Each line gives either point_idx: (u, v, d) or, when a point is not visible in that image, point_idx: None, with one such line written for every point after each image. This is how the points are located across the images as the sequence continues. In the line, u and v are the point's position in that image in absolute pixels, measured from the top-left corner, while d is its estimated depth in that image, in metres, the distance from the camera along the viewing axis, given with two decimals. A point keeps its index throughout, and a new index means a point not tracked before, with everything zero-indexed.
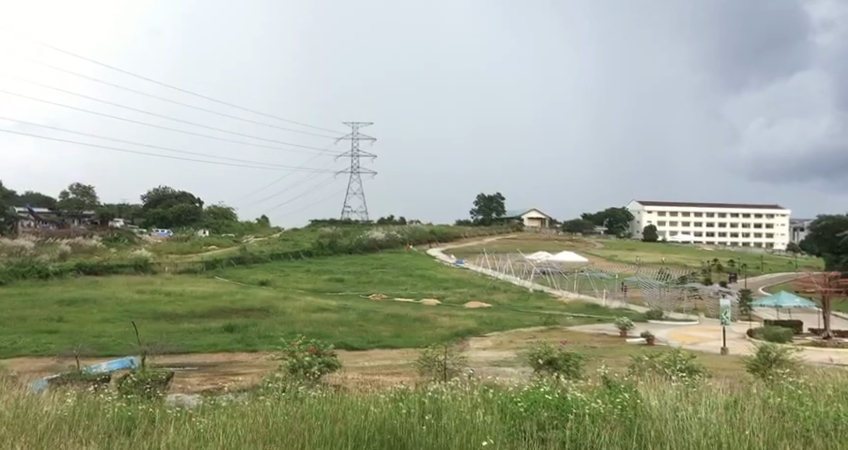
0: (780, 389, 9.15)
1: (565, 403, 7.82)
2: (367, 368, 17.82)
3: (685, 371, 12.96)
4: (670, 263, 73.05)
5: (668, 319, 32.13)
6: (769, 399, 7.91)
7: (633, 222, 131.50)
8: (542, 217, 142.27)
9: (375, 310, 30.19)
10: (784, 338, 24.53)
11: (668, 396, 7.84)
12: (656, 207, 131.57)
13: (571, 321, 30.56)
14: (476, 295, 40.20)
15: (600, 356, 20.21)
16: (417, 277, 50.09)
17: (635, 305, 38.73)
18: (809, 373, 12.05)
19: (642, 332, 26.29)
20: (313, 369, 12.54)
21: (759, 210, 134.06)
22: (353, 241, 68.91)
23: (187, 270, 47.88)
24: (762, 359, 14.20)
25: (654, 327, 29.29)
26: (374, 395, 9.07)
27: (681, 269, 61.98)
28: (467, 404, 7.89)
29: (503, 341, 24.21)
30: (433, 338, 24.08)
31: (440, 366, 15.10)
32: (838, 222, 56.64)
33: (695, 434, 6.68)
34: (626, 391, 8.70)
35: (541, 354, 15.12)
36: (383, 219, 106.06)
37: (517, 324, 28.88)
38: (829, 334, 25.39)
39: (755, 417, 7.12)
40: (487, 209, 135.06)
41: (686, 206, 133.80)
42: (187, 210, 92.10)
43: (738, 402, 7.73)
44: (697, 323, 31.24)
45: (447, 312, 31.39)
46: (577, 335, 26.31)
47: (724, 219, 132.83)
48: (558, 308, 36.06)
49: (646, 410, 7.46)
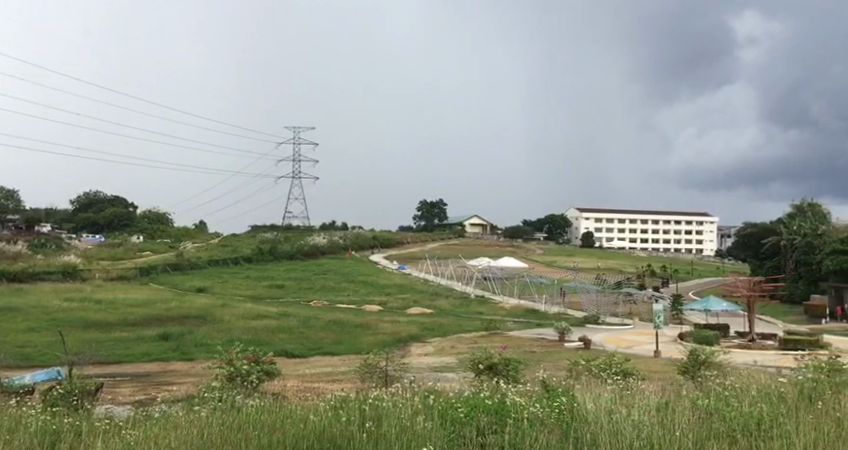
0: (710, 390, 9.51)
1: (503, 407, 7.98)
2: (307, 375, 17.63)
3: (619, 374, 13.33)
4: (606, 268, 74.99)
5: (604, 324, 32.94)
6: (698, 401, 8.21)
7: (571, 228, 134.46)
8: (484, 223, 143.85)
9: (316, 317, 29.91)
10: (712, 341, 25.51)
11: (602, 399, 8.05)
12: (593, 214, 134.97)
13: (512, 326, 30.97)
14: (418, 301, 40.24)
15: (539, 361, 20.55)
16: (359, 283, 49.89)
17: (573, 310, 39.57)
18: (734, 375, 12.55)
19: (580, 337, 26.86)
20: (252, 378, 12.31)
21: (689, 218, 139.18)
22: (294, 247, 68.10)
23: (119, 277, 46.34)
24: (691, 362, 14.74)
25: (590, 331, 30.02)
26: (314, 404, 8.99)
27: (617, 275, 63.69)
28: (407, 411, 7.89)
29: (445, 346, 24.36)
30: (375, 344, 24.05)
31: (381, 373, 15.09)
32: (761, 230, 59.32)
33: (628, 437, 6.88)
34: (564, 395, 8.88)
35: (482, 360, 15.29)
36: (325, 224, 105.16)
37: (458, 329, 29.07)
38: (754, 337, 26.58)
39: (685, 419, 7.38)
40: (429, 215, 135.74)
41: (621, 213, 137.77)
42: (119, 215, 89.32)
43: (668, 404, 8.00)
44: (632, 327, 32.15)
45: (389, 317, 31.36)
46: (517, 340, 26.65)
47: (657, 226, 137.25)
48: (499, 313, 36.46)
49: (582, 414, 7.64)
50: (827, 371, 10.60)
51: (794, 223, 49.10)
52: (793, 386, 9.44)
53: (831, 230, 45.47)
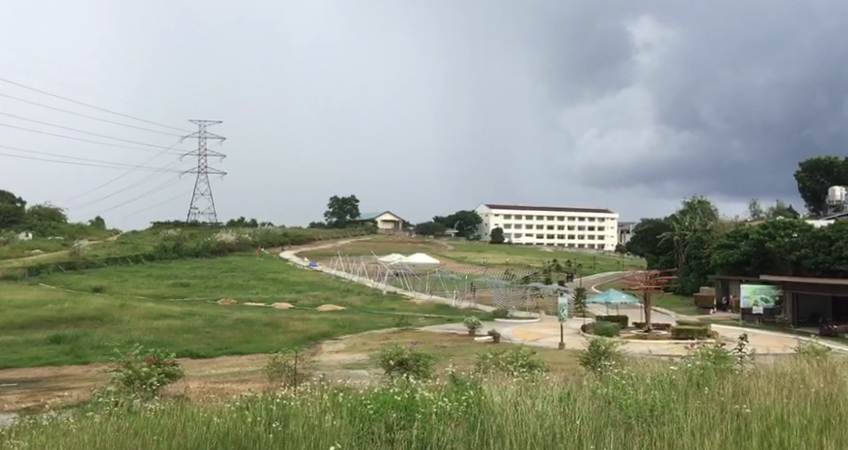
0: (608, 379, 9.97)
1: (412, 403, 8.07)
2: (213, 376, 17.09)
3: (525, 367, 13.73)
4: (514, 264, 76.96)
5: (512, 317, 33.79)
6: (597, 391, 8.59)
7: (481, 225, 137.16)
8: (396, 219, 144.35)
9: (224, 315, 29.07)
10: (612, 332, 26.76)
11: (508, 391, 8.27)
12: (502, 211, 138.17)
13: (423, 322, 31.26)
14: (329, 298, 39.87)
15: (449, 356, 20.82)
16: (268, 280, 48.90)
17: (482, 304, 40.33)
18: (631, 364, 13.23)
19: (489, 331, 27.42)
20: (152, 381, 11.78)
21: (592, 215, 144.98)
22: (200, 245, 65.88)
23: (5, 277, 43.33)
24: (593, 353, 15.41)
25: (500, 325, 30.68)
26: (218, 405, 8.74)
27: (524, 270, 65.53)
28: (315, 410, 7.81)
29: (356, 343, 24.24)
30: (284, 342, 23.64)
31: (290, 372, 14.83)
32: (657, 225, 62.59)
33: (533, 426, 7.08)
34: (472, 388, 9.05)
35: (392, 356, 15.33)
36: (233, 221, 102.42)
37: (370, 326, 29.00)
38: (650, 328, 28.00)
39: (585, 408, 7.71)
40: (341, 211, 134.38)
41: (529, 210, 141.77)
42: (9, 212, 80.90)
43: (570, 395, 8.33)
44: (538, 321, 33.13)
45: (299, 315, 30.89)
46: (428, 335, 26.91)
47: (562, 222, 142.07)
48: (410, 309, 36.69)
49: (489, 406, 7.82)
50: (714, 359, 11.33)
51: (687, 220, 52.12)
52: (684, 373, 10.06)
53: (719, 227, 48.60)
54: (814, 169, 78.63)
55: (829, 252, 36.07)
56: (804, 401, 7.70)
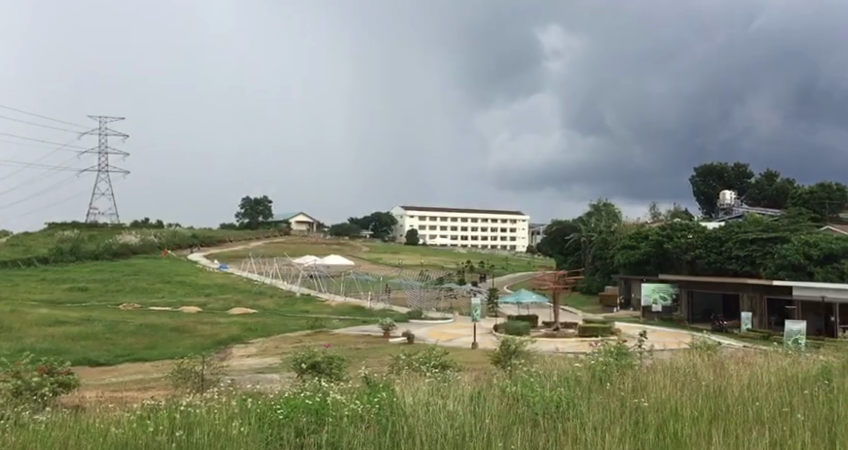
0: (517, 377, 10.20)
1: (324, 407, 7.96)
2: (113, 385, 16.30)
3: (437, 367, 13.84)
4: (428, 265, 77.54)
5: (426, 318, 34.03)
6: (506, 389, 8.75)
7: (397, 226, 137.56)
8: (311, 220, 142.47)
9: (126, 321, 27.78)
10: (523, 331, 27.48)
11: (419, 392, 8.30)
12: (417, 212, 139.08)
13: (337, 324, 31.00)
14: (240, 301, 38.85)
15: (363, 358, 20.74)
16: (175, 283, 47.10)
17: (397, 305, 40.42)
18: (539, 362, 13.59)
19: (403, 332, 27.50)
20: (44, 392, 11.12)
21: (505, 215, 148.16)
22: (101, 247, 62.66)
23: None
24: (504, 351, 15.71)
25: (414, 326, 30.89)
26: (117, 415, 8.33)
27: (438, 271, 66.25)
28: (222, 417, 7.57)
29: (267, 347, 23.72)
30: (192, 347, 22.85)
31: (196, 378, 14.35)
32: (565, 227, 64.69)
33: (443, 427, 7.13)
34: (385, 389, 9.05)
35: (305, 359, 15.11)
36: (137, 222, 98.01)
37: (282, 329, 28.48)
38: (558, 326, 28.90)
39: (494, 407, 7.84)
40: (253, 212, 131.33)
41: (444, 212, 143.38)
42: None
43: (480, 394, 8.47)
44: (452, 321, 33.52)
45: (208, 319, 29.93)
46: (342, 337, 26.71)
47: (476, 224, 144.46)
48: (324, 311, 36.30)
49: (400, 407, 7.83)
50: (615, 354, 11.87)
51: (593, 222, 54.17)
52: (588, 369, 10.43)
53: (622, 228, 50.80)
54: (708, 173, 83.90)
55: (720, 253, 38.50)
56: (697, 394, 8.12)
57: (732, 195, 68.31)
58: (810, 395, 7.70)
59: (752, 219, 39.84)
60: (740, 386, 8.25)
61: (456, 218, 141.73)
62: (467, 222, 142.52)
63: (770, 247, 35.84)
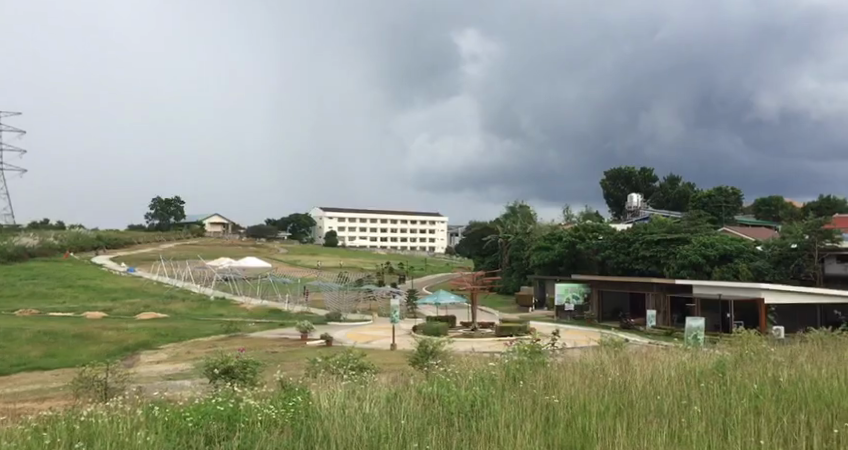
0: (433, 378, 10.25)
1: (236, 413, 7.75)
2: (7, 396, 15.30)
3: (355, 369, 13.72)
4: (348, 266, 76.99)
5: (345, 320, 33.78)
6: (422, 390, 8.78)
7: (315, 228, 136.11)
8: (226, 222, 138.72)
9: (23, 328, 26.11)
10: (441, 331, 27.72)
11: (336, 395, 8.20)
12: (336, 214, 138.07)
13: (253, 328, 30.28)
14: (149, 306, 37.30)
15: (279, 361, 20.34)
16: (78, 288, 44.72)
17: (315, 308, 39.93)
18: (456, 362, 13.71)
19: (321, 335, 27.16)
20: None
21: (424, 216, 149.15)
22: None
23: None
24: (422, 352, 15.75)
25: (333, 329, 30.58)
26: (10, 428, 7.81)
27: (357, 272, 65.86)
28: (126, 426, 7.24)
29: (179, 352, 22.90)
30: (97, 354, 21.76)
31: (100, 386, 13.67)
32: (482, 229, 65.77)
33: (358, 429, 7.07)
34: (299, 393, 8.89)
35: (218, 364, 14.66)
36: (36, 224, 92.38)
37: (195, 334, 27.53)
38: (475, 326, 29.32)
39: (409, 409, 7.83)
40: (164, 213, 126.36)
41: (363, 213, 142.91)
42: None
43: (396, 395, 8.45)
44: (371, 323, 33.42)
45: (114, 325, 28.57)
46: (258, 341, 26.11)
47: (395, 225, 144.74)
48: (239, 314, 35.38)
49: (316, 411, 7.70)
50: (529, 353, 12.08)
51: (509, 223, 55.33)
52: (502, 368, 10.61)
53: (537, 229, 52.14)
54: (617, 176, 87.34)
55: (628, 253, 40.15)
56: (604, 389, 8.40)
57: (639, 197, 71.41)
58: (706, 387, 8.12)
59: (656, 221, 41.77)
60: (643, 382, 8.59)
61: (375, 219, 141.55)
62: (386, 223, 142.56)
63: (673, 247, 37.66)
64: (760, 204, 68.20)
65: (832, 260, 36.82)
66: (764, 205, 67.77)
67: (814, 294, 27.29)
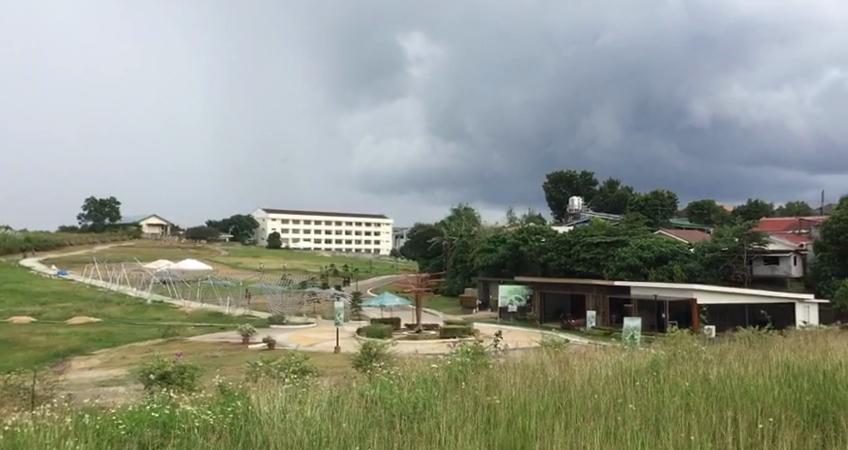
0: (376, 381, 10.20)
1: (171, 419, 7.54)
2: None
3: (297, 373, 13.54)
4: (291, 269, 76.00)
5: (288, 323, 33.32)
6: (365, 393, 8.71)
7: (258, 230, 134.18)
8: (165, 223, 135.10)
9: None
10: (385, 334, 27.66)
11: (276, 399, 8.06)
12: (280, 216, 136.41)
13: (192, 332, 29.54)
14: (82, 310, 35.96)
15: (219, 366, 19.91)
16: (5, 292, 42.74)
17: (257, 311, 39.26)
18: (399, 364, 13.69)
19: (263, 338, 26.72)
20: None
21: (369, 218, 148.59)
22: None
23: None
24: (365, 355, 15.67)
25: (275, 332, 30.13)
26: None
27: (301, 275, 65.09)
28: (54, 435, 6.94)
29: (113, 358, 22.15)
30: (24, 361, 20.83)
31: (26, 394, 13.07)
32: (427, 231, 65.98)
33: (297, 433, 6.97)
34: (239, 398, 8.70)
35: (154, 369, 14.23)
36: None
37: (130, 338, 26.69)
38: (420, 328, 29.36)
39: (350, 412, 7.76)
40: (99, 214, 122.13)
41: (307, 215, 141.49)
42: None
43: (338, 398, 8.37)
44: (314, 326, 33.07)
45: (44, 330, 27.43)
46: (198, 346, 25.50)
47: (340, 227, 143.69)
48: (178, 318, 34.47)
49: (255, 416, 7.55)
50: (472, 354, 12.16)
51: (454, 226, 55.67)
52: (445, 370, 10.65)
53: (481, 232, 52.63)
54: (559, 180, 88.77)
55: (569, 255, 40.94)
56: (544, 389, 8.51)
57: (580, 201, 72.96)
58: (641, 386, 8.33)
59: (596, 224, 42.74)
60: (581, 381, 8.75)
61: (320, 221, 140.23)
62: (331, 225, 141.37)
63: (612, 249, 38.62)
64: (694, 208, 69.60)
65: (759, 261, 38.55)
66: (696, 209, 69.41)
67: (744, 294, 28.41)
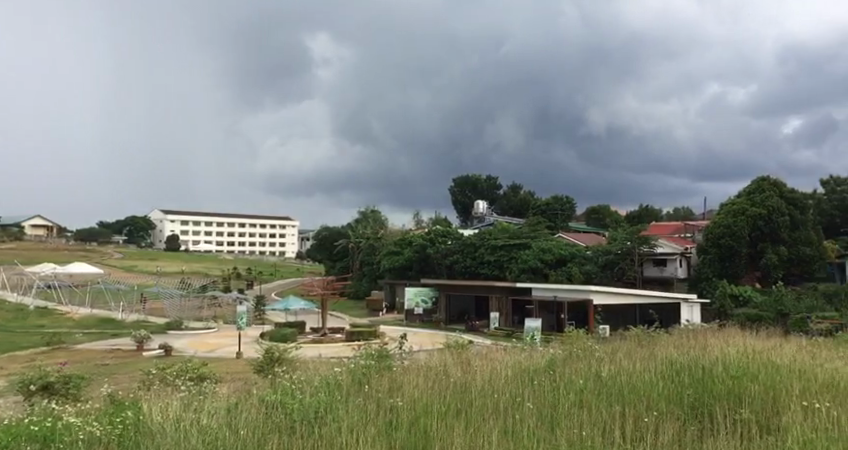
0: (278, 385, 9.99)
1: (52, 434, 7.06)
2: None
3: (194, 380, 13.04)
4: (191, 272, 73.27)
5: (186, 328, 32.07)
6: (265, 398, 8.49)
7: (155, 232, 128.69)
8: (52, 225, 126.94)
9: None
10: (289, 338, 27.13)
11: (169, 407, 7.73)
12: (179, 217, 131.34)
13: (80, 339, 27.87)
14: None
15: (110, 375, 18.89)
16: None
17: (154, 316, 37.54)
18: (302, 369, 13.46)
19: (159, 345, 25.59)
20: None
21: (274, 220, 145.58)
22: None
23: None
24: (267, 360, 15.33)
25: (172, 338, 28.93)
26: None
27: (201, 278, 62.96)
28: None
29: None
30: None
31: None
32: (333, 234, 65.39)
33: (192, 441, 6.69)
34: (128, 408, 8.24)
35: (35, 380, 13.30)
36: None
37: (9, 347, 24.83)
38: (325, 332, 29.02)
39: (249, 419, 7.54)
40: None
41: (208, 217, 136.92)
42: None
43: (236, 405, 8.11)
44: (215, 331, 31.99)
45: None
46: (86, 354, 24.08)
47: (243, 229, 139.94)
48: (65, 325, 32.43)
49: (147, 426, 7.21)
50: (377, 357, 12.12)
51: (361, 229, 55.51)
52: (348, 373, 10.56)
53: (388, 234, 52.74)
54: (464, 185, 90.58)
55: (474, 258, 41.73)
56: (446, 391, 8.58)
57: (485, 204, 74.70)
58: (538, 385, 8.58)
59: (500, 227, 43.78)
60: (482, 381, 8.92)
61: (222, 223, 136.03)
62: (233, 227, 137.43)
63: (515, 252, 39.72)
64: (592, 212, 73.60)
65: (649, 264, 41.17)
66: (593, 214, 73.05)
67: (636, 295, 29.91)
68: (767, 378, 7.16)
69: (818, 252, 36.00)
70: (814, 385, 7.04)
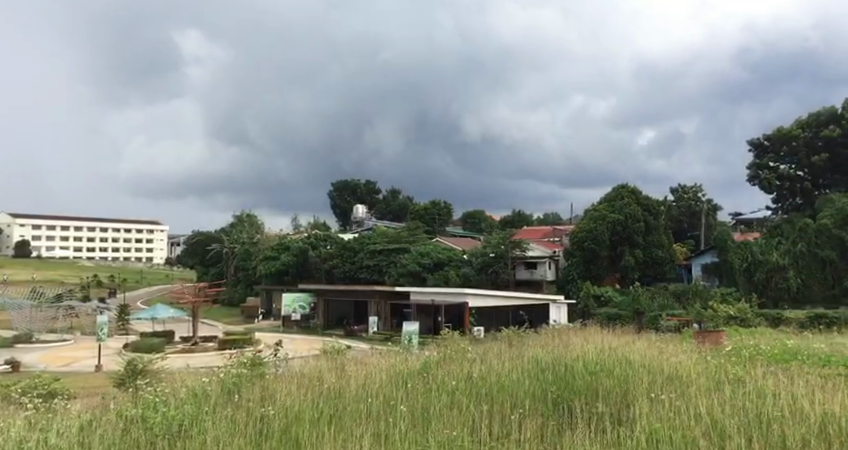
0: (140, 399, 9.42)
1: None
2: None
3: (44, 397, 11.99)
4: (44, 280, 67.61)
5: (39, 341, 29.51)
6: (124, 413, 7.95)
7: (3, 236, 117.77)
8: None
9: None
10: (155, 348, 25.64)
11: (12, 428, 7.06)
12: (31, 221, 120.88)
13: None
14: None
15: None
16: None
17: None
18: (167, 380, 12.79)
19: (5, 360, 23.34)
20: None
21: (140, 225, 137.64)
22: None
23: None
24: (128, 372, 14.42)
25: (22, 352, 26.48)
26: None
27: (55, 287, 58.34)
28: None
29: None
30: None
31: None
32: (206, 238, 62.85)
33: None
34: None
35: None
36: None
37: None
38: (196, 341, 27.73)
39: (105, 436, 7.03)
40: None
41: (65, 221, 127.07)
42: None
43: (91, 422, 7.54)
44: (72, 343, 29.62)
45: None
46: None
47: (105, 234, 131.12)
48: None
49: None
50: (249, 366, 11.73)
51: (236, 233, 53.75)
52: (218, 382, 10.14)
53: (265, 239, 51.42)
54: (342, 189, 90.11)
55: (353, 262, 41.58)
56: (318, 397, 8.44)
57: (363, 208, 74.76)
58: (411, 387, 8.67)
59: (379, 231, 43.97)
60: (356, 386, 8.87)
61: (81, 227, 126.76)
62: (94, 232, 128.37)
63: (394, 256, 40.00)
64: (468, 217, 75.66)
65: (521, 267, 42.83)
66: (469, 219, 75.08)
67: (509, 297, 31.04)
68: (621, 373, 7.64)
69: (669, 254, 38.99)
70: (660, 377, 7.59)
